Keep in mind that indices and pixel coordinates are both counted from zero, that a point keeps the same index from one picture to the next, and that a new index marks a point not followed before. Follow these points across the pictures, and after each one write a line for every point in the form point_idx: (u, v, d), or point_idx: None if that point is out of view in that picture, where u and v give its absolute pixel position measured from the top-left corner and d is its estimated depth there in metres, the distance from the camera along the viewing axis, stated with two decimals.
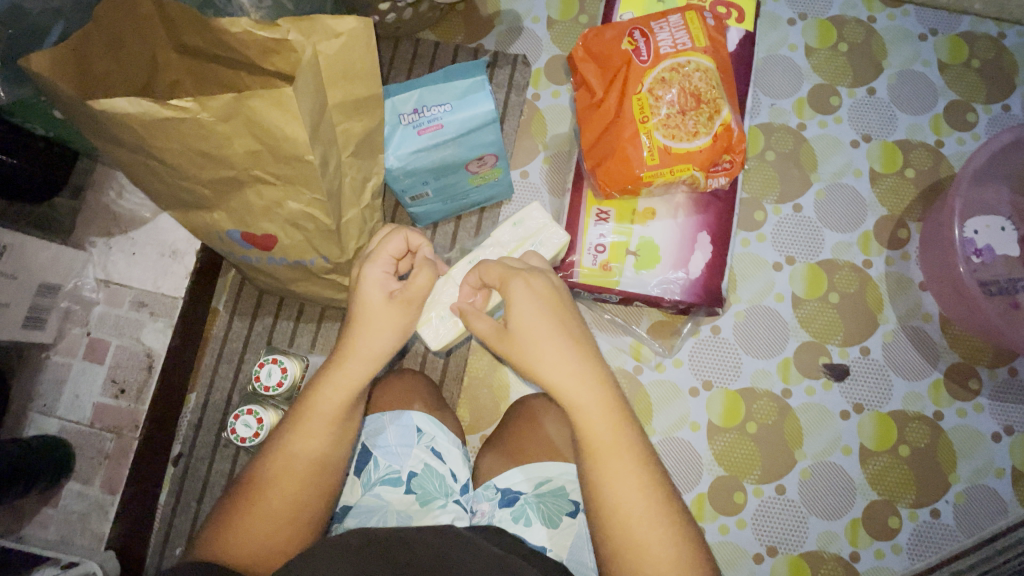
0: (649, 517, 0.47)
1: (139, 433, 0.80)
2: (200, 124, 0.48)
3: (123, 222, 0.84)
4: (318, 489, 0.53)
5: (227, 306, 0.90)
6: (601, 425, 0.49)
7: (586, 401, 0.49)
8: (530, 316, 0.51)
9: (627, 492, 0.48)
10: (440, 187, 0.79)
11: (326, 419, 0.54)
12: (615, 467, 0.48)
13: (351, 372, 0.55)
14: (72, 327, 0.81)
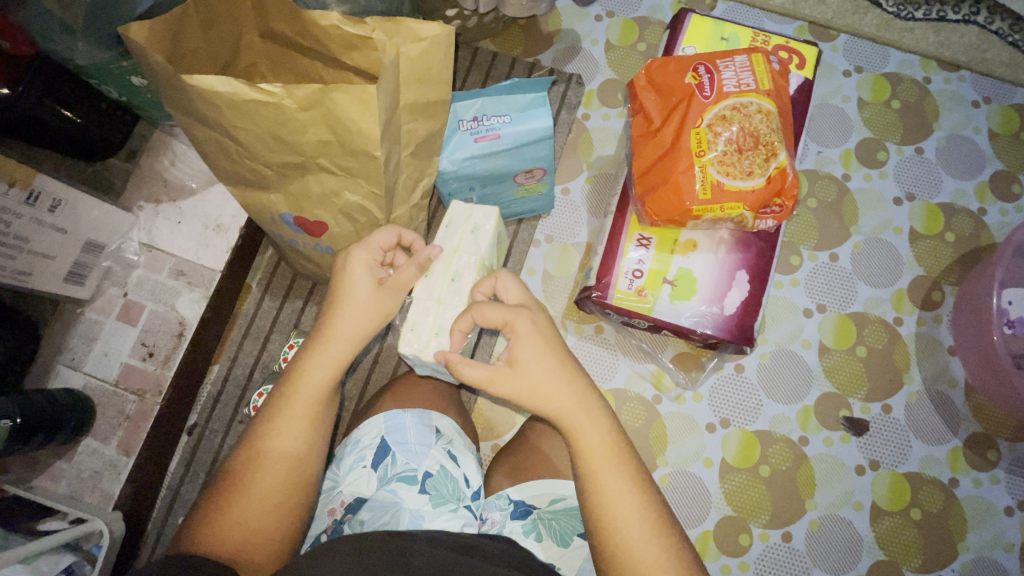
0: (649, 546, 0.47)
1: (162, 399, 0.81)
2: (283, 110, 0.49)
3: (173, 191, 0.85)
4: (301, 472, 0.54)
5: (260, 285, 0.90)
6: (596, 452, 0.50)
7: (578, 426, 0.50)
8: (527, 339, 0.52)
9: (626, 518, 0.48)
10: (486, 194, 0.80)
11: (308, 395, 0.54)
12: (612, 493, 0.48)
13: (329, 357, 0.56)
14: (111, 286, 0.82)
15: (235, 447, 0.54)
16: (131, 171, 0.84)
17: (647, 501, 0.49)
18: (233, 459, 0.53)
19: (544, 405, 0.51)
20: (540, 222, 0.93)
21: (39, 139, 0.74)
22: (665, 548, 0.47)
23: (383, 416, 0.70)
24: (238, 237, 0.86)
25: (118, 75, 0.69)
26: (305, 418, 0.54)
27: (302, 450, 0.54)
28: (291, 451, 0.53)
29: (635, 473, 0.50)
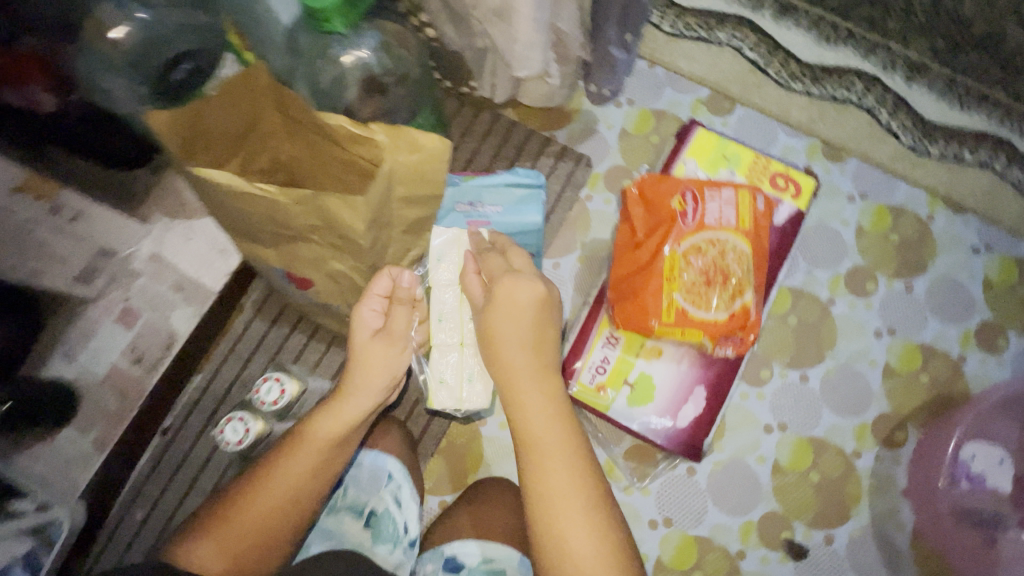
0: (580, 529, 0.54)
1: (142, 403, 0.86)
2: (278, 205, 0.54)
3: (186, 208, 0.90)
4: (294, 508, 0.62)
5: (251, 305, 0.92)
6: (548, 426, 0.58)
7: (536, 405, 0.58)
8: (501, 318, 0.61)
9: (561, 498, 0.55)
10: None
11: (316, 442, 0.64)
12: (553, 471, 0.56)
13: (341, 408, 0.65)
14: (115, 290, 0.88)
15: (232, 491, 0.63)
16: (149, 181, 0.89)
17: (588, 489, 0.56)
18: (226, 503, 0.62)
19: (506, 378, 0.60)
20: None
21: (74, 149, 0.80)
22: (597, 539, 0.54)
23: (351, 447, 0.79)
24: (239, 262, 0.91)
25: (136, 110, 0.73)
26: (294, 488, 0.62)
27: (279, 517, 0.61)
28: (274, 508, 0.61)
29: (585, 464, 0.57)
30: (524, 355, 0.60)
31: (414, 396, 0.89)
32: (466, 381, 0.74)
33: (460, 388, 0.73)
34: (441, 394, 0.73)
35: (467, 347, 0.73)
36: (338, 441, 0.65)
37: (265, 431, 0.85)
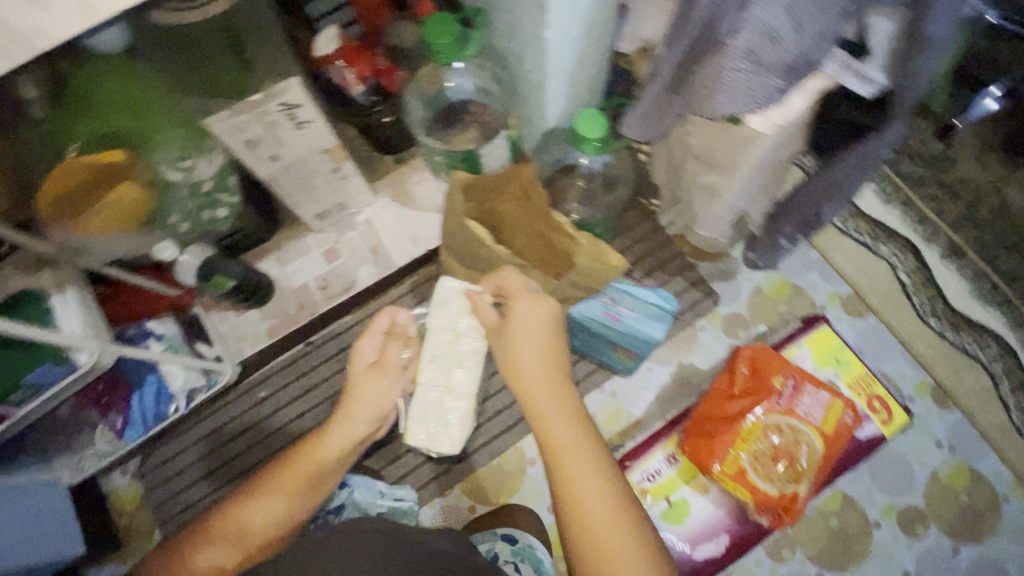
0: (609, 506, 0.61)
1: (309, 319, 1.13)
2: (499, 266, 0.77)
3: (409, 199, 1.18)
4: (299, 500, 0.68)
5: (410, 283, 1.18)
6: (563, 416, 0.66)
7: (536, 385, 0.68)
8: (519, 335, 0.70)
9: (580, 474, 0.62)
10: (585, 341, 1.03)
11: (326, 450, 0.71)
12: (575, 458, 0.63)
13: (358, 417, 0.73)
14: (332, 231, 1.16)
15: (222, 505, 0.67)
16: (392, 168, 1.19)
17: (606, 468, 0.63)
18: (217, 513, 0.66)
19: (525, 387, 0.68)
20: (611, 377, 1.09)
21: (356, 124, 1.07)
22: (617, 510, 0.61)
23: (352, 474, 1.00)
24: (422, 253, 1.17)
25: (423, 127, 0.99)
26: (286, 501, 0.67)
27: (270, 524, 0.66)
28: (258, 527, 0.65)
29: (592, 435, 0.65)
30: (538, 359, 0.69)
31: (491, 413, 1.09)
32: (439, 423, 0.76)
33: (435, 431, 0.75)
34: (417, 432, 0.75)
35: (453, 390, 0.76)
36: (336, 453, 0.71)
37: None
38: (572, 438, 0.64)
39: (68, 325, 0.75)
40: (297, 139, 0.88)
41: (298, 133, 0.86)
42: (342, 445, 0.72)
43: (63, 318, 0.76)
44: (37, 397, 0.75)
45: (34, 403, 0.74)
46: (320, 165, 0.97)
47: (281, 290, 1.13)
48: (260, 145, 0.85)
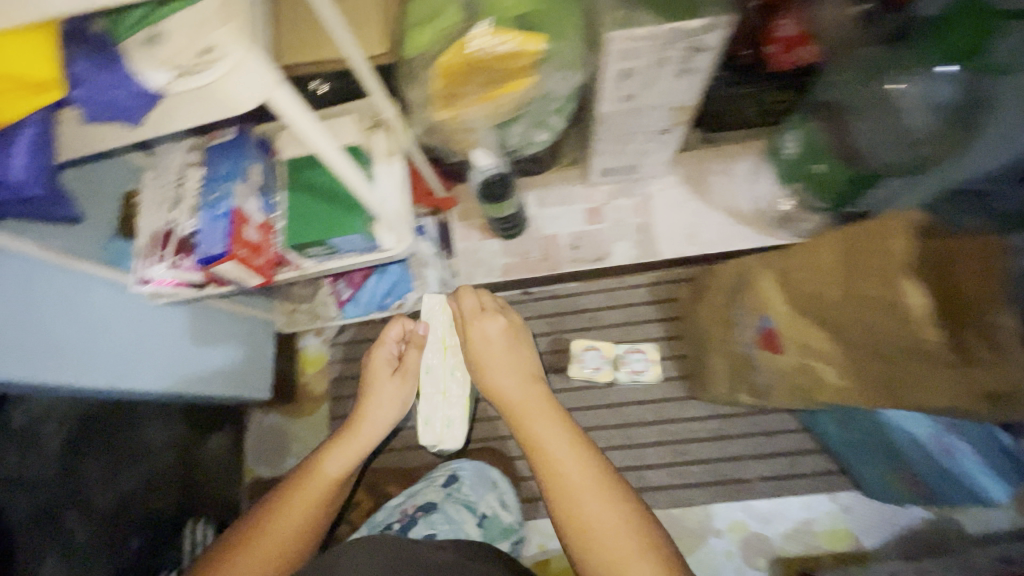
0: (605, 515, 0.59)
1: (547, 274, 1.04)
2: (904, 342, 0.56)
3: (702, 187, 1.01)
4: (319, 501, 0.72)
5: (652, 276, 1.05)
6: (554, 435, 0.66)
7: (536, 416, 0.69)
8: (500, 375, 0.75)
9: (581, 484, 0.61)
10: (864, 446, 0.84)
11: (349, 451, 0.76)
12: (569, 470, 0.62)
13: (349, 446, 0.77)
14: (606, 191, 1.04)
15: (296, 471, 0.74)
16: (697, 151, 1.02)
17: (607, 482, 0.62)
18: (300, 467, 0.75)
19: (514, 409, 0.71)
20: (845, 490, 0.94)
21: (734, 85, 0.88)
22: (620, 521, 0.58)
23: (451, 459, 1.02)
24: (693, 254, 1.00)
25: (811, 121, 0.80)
26: (349, 454, 0.76)
27: (339, 468, 0.75)
28: (347, 462, 0.75)
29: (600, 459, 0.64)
30: (527, 391, 0.73)
31: (692, 456, 0.98)
32: (448, 424, 0.88)
33: (439, 430, 0.88)
34: (425, 433, 0.88)
35: (448, 394, 0.88)
36: (377, 422, 0.80)
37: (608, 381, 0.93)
38: (575, 461, 0.63)
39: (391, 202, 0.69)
40: (662, 89, 0.75)
41: (671, 83, 0.74)
42: (387, 416, 0.81)
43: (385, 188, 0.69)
44: (331, 258, 0.70)
45: (325, 263, 0.70)
46: (653, 123, 0.85)
47: (531, 231, 1.04)
48: (628, 84, 0.73)
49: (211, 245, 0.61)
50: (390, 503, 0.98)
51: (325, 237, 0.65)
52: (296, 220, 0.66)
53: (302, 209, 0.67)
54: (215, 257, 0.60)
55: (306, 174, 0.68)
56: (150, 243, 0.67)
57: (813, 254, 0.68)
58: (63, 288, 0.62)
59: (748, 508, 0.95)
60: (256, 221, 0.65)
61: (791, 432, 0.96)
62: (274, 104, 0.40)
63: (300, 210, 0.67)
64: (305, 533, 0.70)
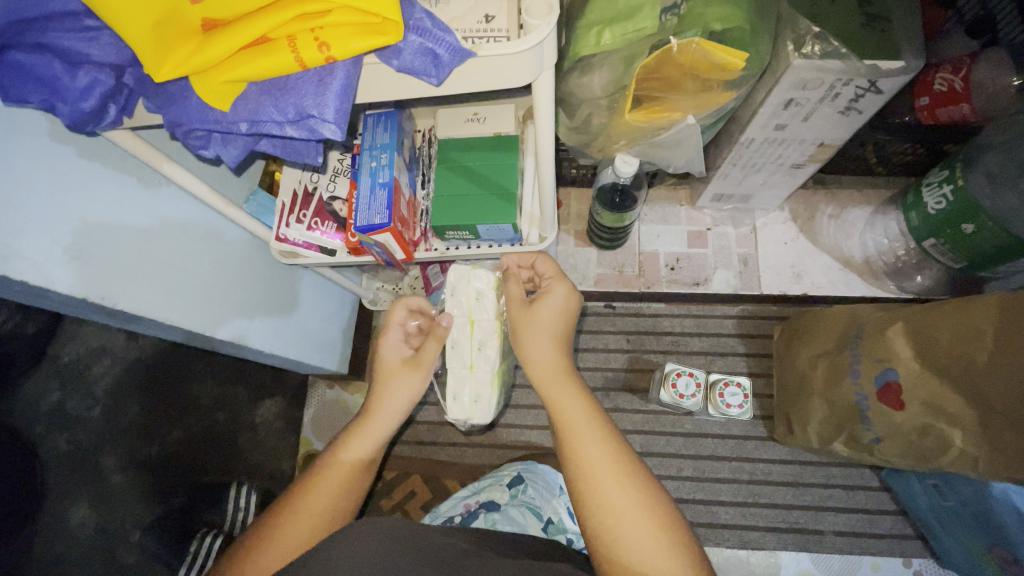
0: (642, 529, 0.46)
1: (641, 292, 1.03)
2: None
3: (812, 231, 1.02)
4: (348, 484, 0.58)
5: (742, 308, 1.02)
6: (585, 419, 0.53)
7: (568, 389, 0.55)
8: (530, 330, 0.58)
9: (615, 490, 0.48)
10: (959, 512, 0.80)
11: (372, 428, 0.61)
12: (602, 470, 0.49)
13: (370, 429, 0.61)
14: (711, 217, 1.05)
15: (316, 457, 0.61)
16: (808, 191, 1.04)
17: (641, 488, 0.49)
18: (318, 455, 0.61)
19: (544, 377, 0.56)
20: (922, 556, 0.92)
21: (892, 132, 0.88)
22: (661, 545, 0.46)
23: (517, 463, 0.91)
24: (795, 293, 1.01)
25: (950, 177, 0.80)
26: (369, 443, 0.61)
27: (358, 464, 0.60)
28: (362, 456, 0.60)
29: (627, 455, 0.51)
30: (560, 357, 0.57)
31: (766, 498, 0.96)
32: (477, 397, 0.67)
33: (468, 406, 0.67)
34: (452, 411, 0.68)
35: (476, 367, 0.68)
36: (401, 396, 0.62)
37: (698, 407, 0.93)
38: (607, 460, 0.50)
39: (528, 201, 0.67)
40: (818, 123, 0.74)
41: (830, 118, 0.72)
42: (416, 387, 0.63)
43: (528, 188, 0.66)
44: (463, 245, 0.69)
45: (457, 249, 0.69)
46: (789, 156, 0.83)
47: (630, 245, 1.05)
48: (787, 112, 0.72)
49: (373, 214, 0.58)
50: (455, 495, 0.87)
51: (477, 225, 0.63)
52: (448, 202, 0.64)
53: (456, 191, 0.64)
54: (376, 227, 0.57)
55: (462, 155, 0.66)
56: (293, 200, 0.65)
57: (953, 314, 0.67)
58: (208, 234, 0.65)
59: (819, 561, 0.93)
60: (406, 196, 0.64)
61: (871, 487, 0.96)
62: (534, 83, 0.39)
63: (454, 193, 0.64)
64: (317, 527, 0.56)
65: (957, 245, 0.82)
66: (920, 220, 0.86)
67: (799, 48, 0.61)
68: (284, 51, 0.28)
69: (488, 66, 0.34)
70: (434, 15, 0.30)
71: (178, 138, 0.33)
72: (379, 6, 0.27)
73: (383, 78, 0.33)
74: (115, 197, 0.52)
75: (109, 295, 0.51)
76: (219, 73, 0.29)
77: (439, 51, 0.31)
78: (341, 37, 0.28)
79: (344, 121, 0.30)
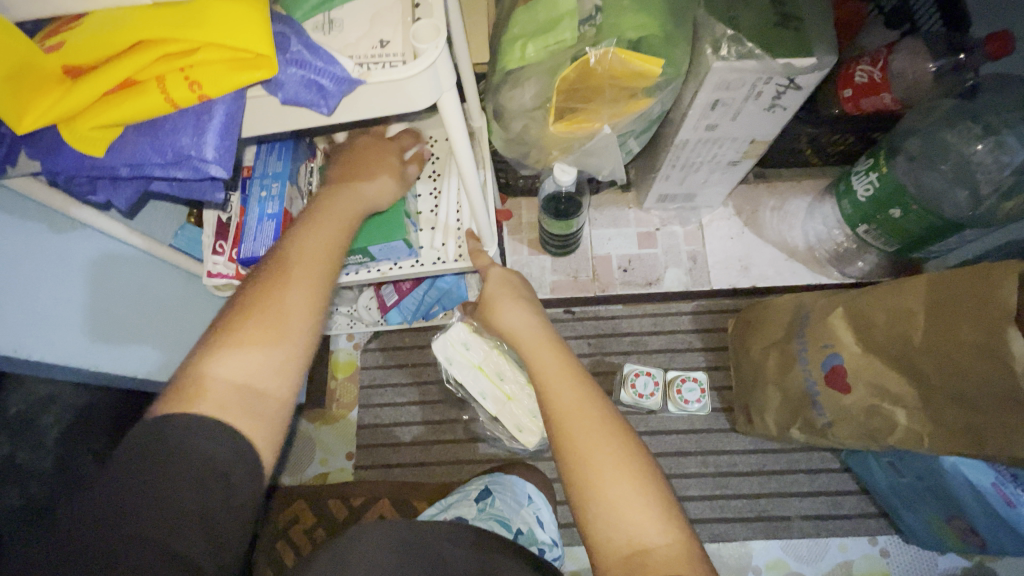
0: (601, 450, 0.46)
1: (597, 295, 1.04)
2: (983, 380, 0.57)
3: (756, 224, 1.05)
4: (322, 268, 0.49)
5: (696, 304, 1.04)
6: (557, 365, 0.53)
7: (535, 343, 0.56)
8: (497, 300, 0.61)
9: (577, 423, 0.48)
10: (914, 486, 0.83)
11: (341, 219, 0.53)
12: (568, 406, 0.49)
13: (340, 214, 0.53)
14: (659, 218, 1.07)
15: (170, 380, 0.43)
16: (750, 185, 1.06)
17: (604, 413, 0.49)
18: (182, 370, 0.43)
19: (516, 336, 0.58)
20: (884, 531, 0.95)
21: (821, 126, 0.91)
22: (636, 484, 0.45)
23: (484, 477, 0.90)
24: (745, 285, 1.03)
25: (874, 164, 0.83)
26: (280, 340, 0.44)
27: (266, 375, 0.43)
28: (270, 360, 0.44)
29: (589, 381, 0.52)
30: (531, 319, 0.59)
31: (733, 490, 0.97)
32: (533, 413, 0.84)
33: (533, 425, 0.83)
34: (528, 436, 0.83)
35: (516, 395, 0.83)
36: (327, 264, 0.49)
37: (659, 406, 0.94)
38: (573, 398, 0.50)
39: (443, 214, 0.71)
40: (746, 120, 0.75)
41: (758, 115, 0.74)
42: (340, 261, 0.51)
43: (445, 205, 0.71)
44: (363, 268, 0.69)
45: (355, 273, 0.69)
46: (724, 154, 0.85)
47: (582, 250, 1.06)
48: (715, 112, 0.73)
49: (259, 246, 0.58)
50: (425, 514, 0.85)
51: (368, 248, 0.63)
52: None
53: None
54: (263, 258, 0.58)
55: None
56: (211, 230, 0.62)
57: (884, 297, 0.69)
58: (135, 272, 0.63)
59: (789, 547, 0.95)
60: None
61: (832, 469, 0.98)
62: (439, 103, 0.39)
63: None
64: (206, 478, 0.38)
65: (889, 230, 0.85)
66: (853, 207, 0.89)
67: (717, 51, 0.63)
68: (153, 93, 0.28)
69: (381, 92, 0.34)
70: (313, 48, 0.30)
71: (61, 185, 0.32)
72: (248, 42, 0.27)
73: (274, 111, 0.32)
74: (24, 246, 0.50)
75: (26, 348, 0.49)
76: (88, 119, 0.28)
77: (323, 81, 0.30)
78: (213, 76, 0.28)
79: (227, 160, 0.30)
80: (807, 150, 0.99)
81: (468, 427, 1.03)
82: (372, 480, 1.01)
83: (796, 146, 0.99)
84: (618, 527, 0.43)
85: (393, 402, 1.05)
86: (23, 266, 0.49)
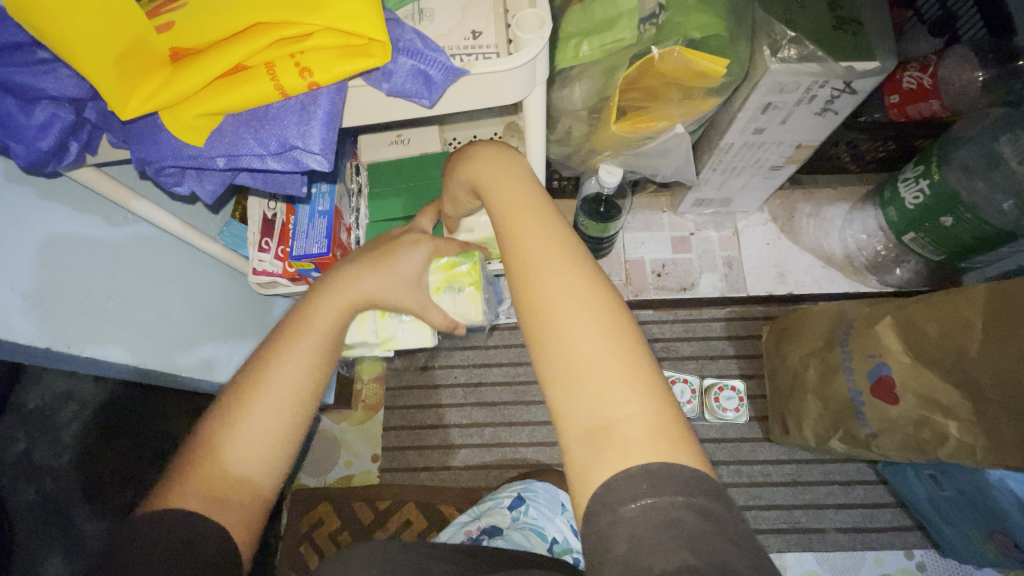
0: (591, 346, 0.34)
1: (629, 299, 1.03)
2: None
3: (792, 230, 1.03)
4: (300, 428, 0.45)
5: (729, 311, 1.03)
6: (543, 242, 0.39)
7: (526, 214, 0.41)
8: (514, 196, 0.42)
9: (575, 326, 0.35)
10: (954, 499, 0.81)
11: (294, 379, 0.45)
12: (553, 281, 0.37)
13: (300, 356, 0.45)
14: (692, 223, 1.05)
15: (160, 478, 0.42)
16: (785, 192, 1.05)
17: (605, 311, 0.36)
18: (194, 431, 0.44)
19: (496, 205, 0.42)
20: (921, 545, 0.93)
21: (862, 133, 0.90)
22: (631, 384, 0.33)
23: (516, 484, 0.87)
24: (781, 293, 1.02)
25: (924, 170, 0.82)
26: (307, 378, 0.45)
27: (247, 461, 0.42)
28: (248, 460, 0.42)
29: (595, 276, 0.38)
30: (516, 188, 0.43)
31: (767, 500, 0.96)
32: None
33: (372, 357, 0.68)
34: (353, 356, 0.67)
35: None
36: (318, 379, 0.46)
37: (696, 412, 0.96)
38: (570, 289, 0.36)
39: None
40: (795, 125, 0.74)
41: (808, 119, 0.72)
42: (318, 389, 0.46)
43: None
44: None
45: None
46: (768, 159, 0.84)
47: (615, 254, 1.04)
48: (765, 116, 0.72)
49: (311, 243, 0.58)
50: (457, 521, 0.83)
51: None
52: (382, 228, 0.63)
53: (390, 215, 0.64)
54: (316, 256, 0.58)
55: (394, 180, 0.64)
56: (256, 227, 0.61)
57: (931, 308, 0.68)
58: (174, 270, 0.62)
59: (823, 559, 0.93)
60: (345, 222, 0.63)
61: (868, 481, 0.96)
62: (524, 99, 0.38)
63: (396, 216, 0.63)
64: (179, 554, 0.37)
65: (938, 239, 0.84)
66: (898, 214, 0.88)
67: (775, 53, 0.62)
68: (264, 79, 0.29)
69: (476, 86, 0.33)
70: (424, 36, 0.31)
71: (152, 175, 0.34)
72: (365, 28, 0.28)
73: (373, 100, 0.33)
74: (81, 237, 0.50)
75: (76, 343, 0.48)
76: (191, 107, 0.30)
77: (431, 72, 0.31)
78: (323, 61, 0.29)
79: (330, 152, 0.31)
80: (847, 158, 0.98)
81: (496, 432, 1.01)
82: (397, 483, 0.99)
83: (836, 154, 0.98)
84: (641, 516, 0.29)
85: (421, 404, 1.03)
86: (76, 258, 0.49)
